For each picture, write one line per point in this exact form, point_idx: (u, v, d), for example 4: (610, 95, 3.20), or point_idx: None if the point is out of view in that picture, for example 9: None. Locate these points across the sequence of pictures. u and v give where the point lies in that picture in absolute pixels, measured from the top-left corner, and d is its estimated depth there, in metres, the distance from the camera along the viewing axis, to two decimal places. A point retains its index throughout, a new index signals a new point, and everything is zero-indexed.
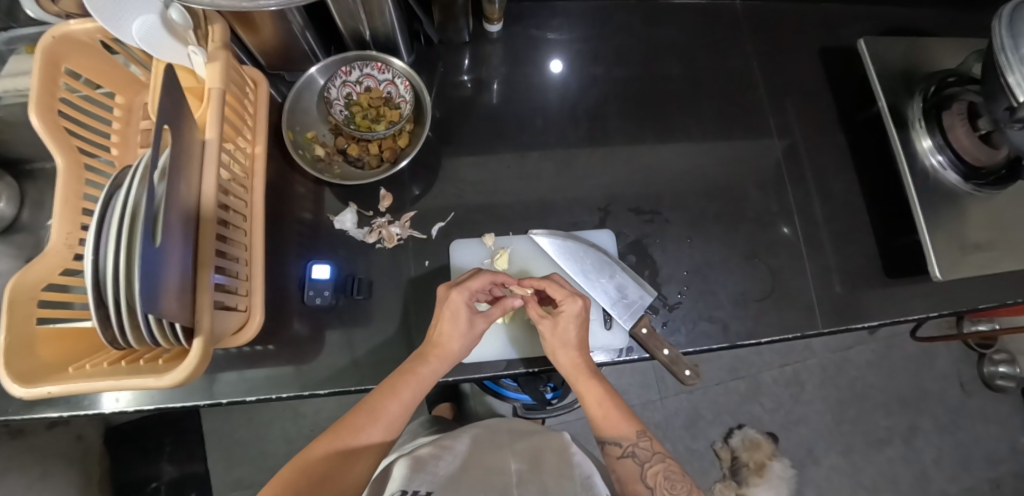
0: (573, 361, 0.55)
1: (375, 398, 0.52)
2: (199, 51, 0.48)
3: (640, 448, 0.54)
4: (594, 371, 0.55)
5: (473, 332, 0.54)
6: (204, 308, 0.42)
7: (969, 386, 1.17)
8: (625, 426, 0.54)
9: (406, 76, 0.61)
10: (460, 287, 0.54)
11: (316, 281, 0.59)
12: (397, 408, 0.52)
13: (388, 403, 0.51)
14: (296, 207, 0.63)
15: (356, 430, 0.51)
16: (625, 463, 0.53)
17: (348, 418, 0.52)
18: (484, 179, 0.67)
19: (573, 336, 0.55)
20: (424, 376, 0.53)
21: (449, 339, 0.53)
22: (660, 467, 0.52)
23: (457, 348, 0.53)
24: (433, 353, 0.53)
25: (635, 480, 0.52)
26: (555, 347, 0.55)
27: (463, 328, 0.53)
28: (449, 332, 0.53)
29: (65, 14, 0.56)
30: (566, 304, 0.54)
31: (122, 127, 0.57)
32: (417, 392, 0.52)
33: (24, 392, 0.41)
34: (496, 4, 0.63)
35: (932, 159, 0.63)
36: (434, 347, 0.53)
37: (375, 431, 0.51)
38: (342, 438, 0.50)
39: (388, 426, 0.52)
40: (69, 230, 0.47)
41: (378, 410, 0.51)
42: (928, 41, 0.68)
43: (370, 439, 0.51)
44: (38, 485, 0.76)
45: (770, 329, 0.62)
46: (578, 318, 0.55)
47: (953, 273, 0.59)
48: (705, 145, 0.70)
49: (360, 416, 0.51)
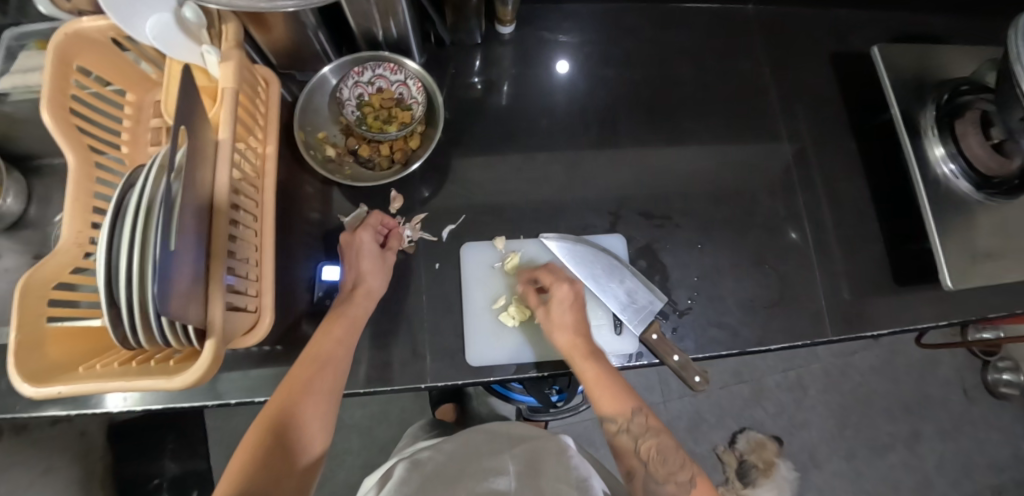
0: (571, 342, 0.55)
1: (312, 347, 0.51)
2: (213, 51, 0.48)
3: (634, 425, 0.53)
4: (592, 352, 0.55)
5: (385, 265, 0.59)
6: (217, 310, 0.41)
7: (973, 393, 1.17)
8: (621, 403, 0.53)
9: (419, 77, 0.61)
10: (363, 226, 0.59)
11: (326, 282, 0.60)
12: (335, 347, 0.51)
13: (325, 342, 0.51)
14: (304, 207, 0.63)
15: (306, 377, 0.49)
16: (622, 439, 0.53)
17: (296, 376, 0.49)
18: (495, 180, 0.66)
19: (564, 316, 0.57)
20: (356, 316, 0.54)
21: (369, 277, 0.57)
22: (654, 442, 0.52)
23: (377, 282, 0.57)
24: (359, 294, 0.56)
25: (630, 455, 0.52)
26: (556, 332, 0.56)
27: (377, 263, 0.58)
28: (368, 269, 0.57)
29: (78, 11, 0.55)
30: (557, 288, 0.58)
31: (132, 125, 0.57)
32: (348, 330, 0.53)
33: (34, 391, 0.40)
34: (509, 5, 0.63)
35: (945, 167, 0.63)
36: (358, 288, 0.56)
37: (322, 387, 0.49)
38: (295, 391, 0.48)
39: (339, 367, 0.51)
40: (80, 228, 0.47)
41: (319, 355, 0.51)
42: (941, 48, 0.67)
43: (321, 389, 0.49)
44: (41, 480, 0.76)
45: (779, 335, 0.62)
46: (574, 305, 0.58)
47: (964, 281, 0.59)
48: (715, 150, 0.69)
49: (306, 366, 0.50)
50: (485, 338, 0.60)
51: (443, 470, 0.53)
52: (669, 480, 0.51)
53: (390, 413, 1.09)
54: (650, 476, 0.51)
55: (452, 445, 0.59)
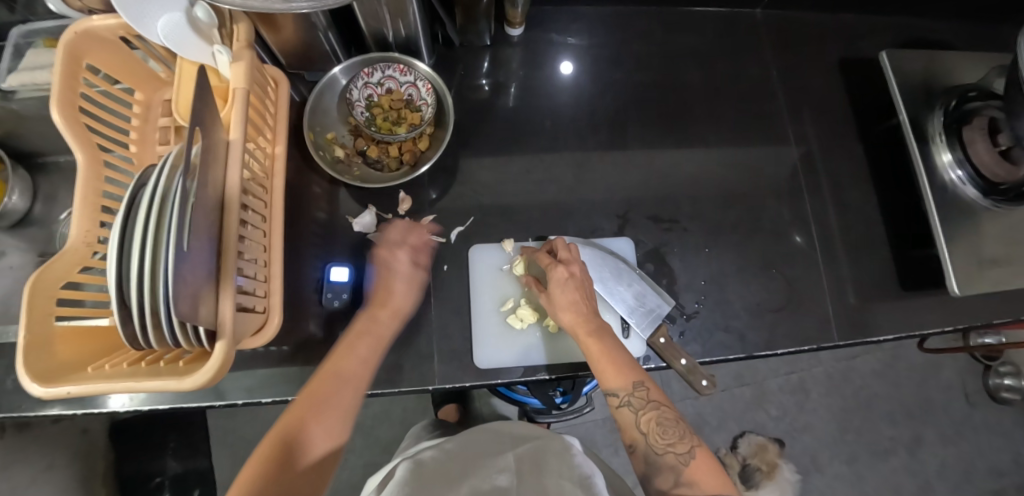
0: (572, 320, 0.55)
1: (333, 360, 0.51)
2: (224, 51, 0.48)
3: (634, 398, 0.52)
4: (596, 329, 0.55)
5: (416, 284, 0.58)
6: (228, 311, 0.41)
7: (974, 397, 1.17)
8: (623, 376, 0.52)
9: (429, 79, 0.61)
10: (396, 244, 0.59)
11: (334, 283, 0.58)
12: (359, 367, 0.51)
13: (351, 361, 0.51)
14: (311, 207, 0.63)
15: (325, 394, 0.48)
16: (623, 412, 0.52)
17: (313, 392, 0.48)
18: (503, 182, 0.66)
19: (562, 295, 0.56)
20: (381, 333, 0.54)
21: (398, 295, 0.57)
22: (654, 414, 0.51)
23: (405, 303, 0.57)
24: (384, 312, 0.55)
25: (630, 427, 0.52)
26: (556, 313, 0.56)
27: (409, 283, 0.58)
28: (398, 287, 0.57)
29: (88, 9, 0.54)
30: (554, 269, 0.57)
31: (140, 124, 0.57)
32: (373, 349, 0.53)
33: (42, 391, 0.40)
34: (519, 8, 0.63)
35: (952, 173, 0.63)
36: (384, 306, 0.56)
37: (338, 406, 0.49)
38: (313, 409, 0.48)
39: (361, 385, 0.51)
40: (89, 227, 0.47)
41: (341, 370, 0.50)
42: (949, 55, 0.67)
43: (340, 407, 0.49)
44: (43, 478, 0.75)
45: (785, 340, 0.62)
46: (575, 286, 0.56)
47: (971, 287, 0.59)
48: (723, 154, 0.69)
49: (325, 383, 0.49)
50: (493, 340, 0.60)
51: (447, 469, 0.52)
52: (668, 451, 0.49)
53: (393, 413, 1.09)
54: (649, 449, 0.50)
55: (455, 445, 0.59)
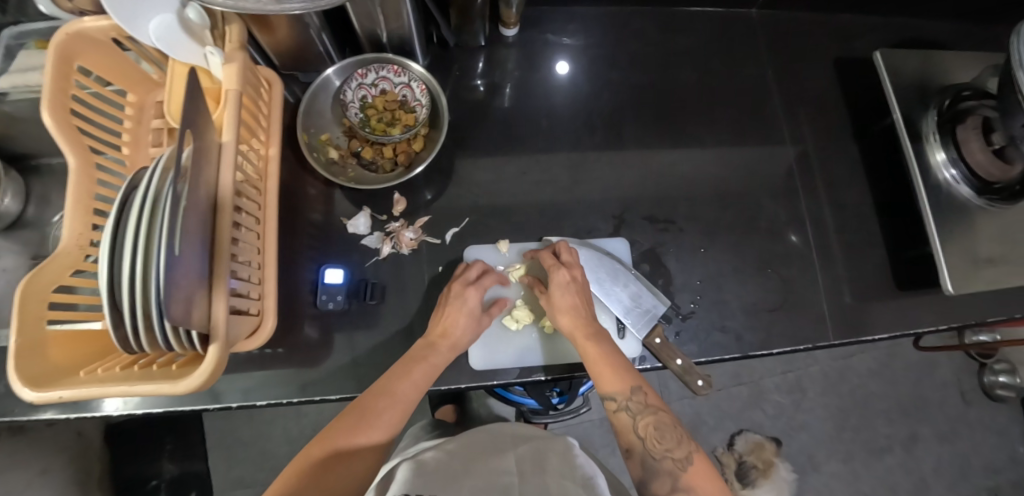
0: (571, 324, 0.55)
1: (387, 380, 0.51)
2: (217, 52, 0.47)
3: (632, 402, 0.52)
4: (594, 333, 0.55)
5: (479, 327, 0.57)
6: (220, 314, 0.41)
7: (970, 395, 1.18)
8: (621, 380, 0.52)
9: (423, 80, 0.61)
10: (467, 283, 0.58)
11: (329, 285, 0.58)
12: (410, 390, 0.51)
13: (400, 383, 0.51)
14: (307, 209, 0.63)
15: (369, 410, 0.49)
16: (620, 417, 0.52)
17: (359, 406, 0.49)
18: (498, 183, 0.66)
19: (563, 299, 0.56)
20: (434, 363, 0.54)
21: (459, 330, 0.56)
22: (651, 419, 0.51)
23: (465, 337, 0.56)
24: (441, 342, 0.55)
25: (627, 431, 0.51)
26: (555, 316, 0.56)
27: (473, 323, 0.57)
28: (457, 322, 0.56)
29: (79, 11, 0.53)
30: (555, 273, 0.57)
31: (133, 126, 0.57)
32: (426, 376, 0.53)
33: (34, 395, 0.40)
34: (514, 8, 0.63)
35: (946, 172, 0.63)
36: (443, 337, 0.55)
37: (380, 423, 0.49)
38: (354, 423, 0.48)
39: (406, 409, 0.51)
40: (81, 230, 0.47)
41: (389, 391, 0.50)
42: (943, 54, 0.68)
43: (378, 428, 0.49)
44: (38, 482, 0.75)
45: (781, 340, 0.62)
46: (575, 289, 0.57)
47: (965, 286, 0.59)
48: (718, 153, 0.69)
49: (374, 400, 0.50)
50: (489, 340, 0.60)
51: (447, 468, 0.52)
52: (666, 456, 0.49)
53: None
54: (647, 453, 0.50)
55: (455, 445, 0.59)
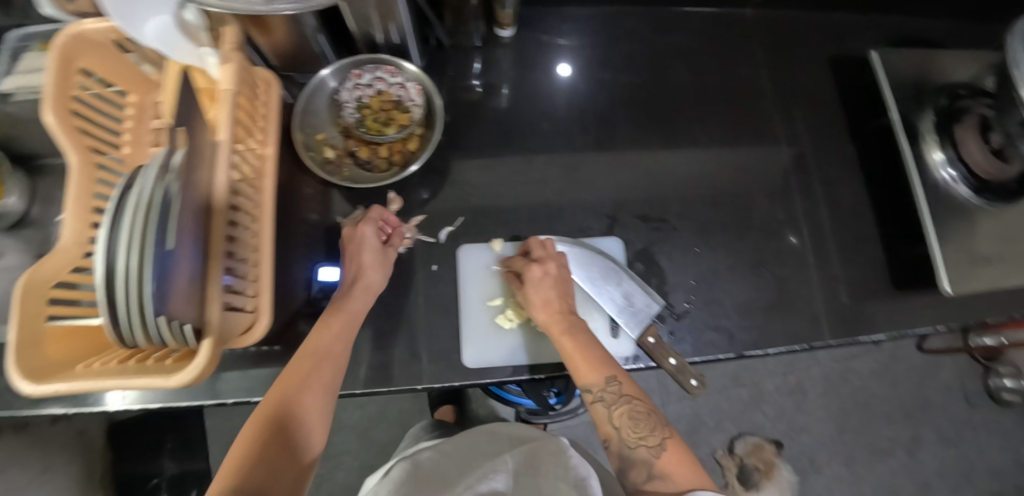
0: (545, 317, 0.55)
1: (310, 339, 0.52)
2: (213, 53, 0.49)
3: (607, 394, 0.51)
4: (569, 326, 0.55)
5: (386, 262, 0.58)
6: (214, 311, 0.42)
7: (974, 398, 1.16)
8: (598, 370, 0.52)
9: (418, 80, 0.62)
10: (365, 220, 0.59)
11: (324, 283, 0.60)
12: (334, 343, 0.52)
13: (322, 336, 0.52)
14: (303, 208, 0.63)
15: (304, 370, 0.50)
16: (596, 408, 0.51)
17: (293, 369, 0.50)
18: (491, 182, 0.66)
19: (538, 292, 0.56)
20: (354, 312, 0.55)
21: (369, 271, 0.57)
22: (626, 409, 0.50)
23: (377, 278, 0.57)
24: (359, 289, 0.56)
25: (603, 422, 0.51)
26: (529, 310, 0.56)
27: (378, 258, 0.58)
28: (369, 263, 0.57)
29: (80, 13, 0.55)
30: (527, 267, 0.56)
31: (133, 126, 0.58)
32: (347, 324, 0.54)
33: (32, 389, 0.41)
34: (509, 8, 0.63)
35: (943, 172, 0.63)
36: (360, 283, 0.56)
37: (319, 383, 0.49)
38: (295, 384, 0.49)
39: (337, 362, 0.51)
40: (80, 228, 0.48)
41: (316, 348, 0.51)
42: (938, 53, 0.67)
43: (320, 380, 0.50)
44: (39, 479, 0.75)
45: (775, 339, 0.62)
46: (550, 283, 0.57)
47: (962, 285, 0.59)
48: (713, 152, 0.69)
49: (302, 360, 0.50)
50: (481, 340, 0.60)
51: (440, 472, 0.52)
52: (640, 445, 0.49)
53: (390, 413, 1.10)
54: (622, 443, 0.49)
55: (451, 446, 0.59)
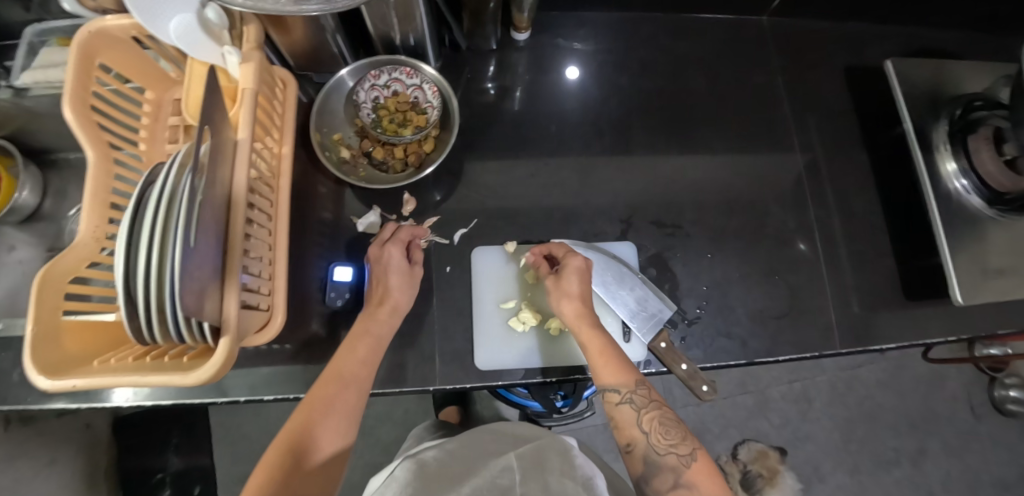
0: (575, 311, 0.56)
1: (336, 362, 0.52)
2: (234, 52, 0.48)
3: (637, 396, 0.51)
4: (597, 324, 0.55)
5: (412, 280, 0.58)
6: (232, 308, 0.41)
7: (979, 409, 1.16)
8: (624, 373, 0.52)
9: (435, 82, 0.62)
10: (393, 240, 0.58)
11: (337, 283, 0.59)
12: (359, 368, 0.52)
13: (349, 361, 0.52)
14: (317, 207, 0.64)
15: (329, 396, 0.50)
16: (623, 410, 0.51)
17: (315, 394, 0.50)
18: (505, 185, 0.67)
19: (572, 284, 0.57)
20: (380, 335, 0.54)
21: (396, 292, 0.56)
22: (656, 413, 0.51)
23: (404, 299, 0.57)
24: (384, 311, 0.55)
25: (630, 425, 0.51)
26: (558, 299, 0.57)
27: (405, 278, 0.57)
28: (398, 285, 0.57)
29: (102, 9, 0.55)
30: (570, 260, 0.57)
31: (150, 122, 0.58)
32: (373, 349, 0.53)
33: (49, 383, 0.40)
34: (526, 12, 0.63)
35: (956, 182, 0.62)
36: (385, 304, 0.56)
37: (343, 410, 0.50)
38: (320, 410, 0.49)
39: (362, 386, 0.51)
40: (97, 223, 0.48)
41: (341, 372, 0.51)
42: (954, 64, 0.67)
43: (346, 403, 0.50)
44: (45, 473, 0.76)
45: (787, 347, 0.62)
46: (585, 276, 0.57)
47: (975, 297, 0.59)
48: (726, 159, 0.69)
49: (327, 385, 0.50)
50: (493, 342, 0.61)
51: (446, 469, 0.52)
52: (669, 452, 0.49)
53: (395, 413, 1.10)
54: (651, 448, 0.50)
55: (455, 444, 0.59)
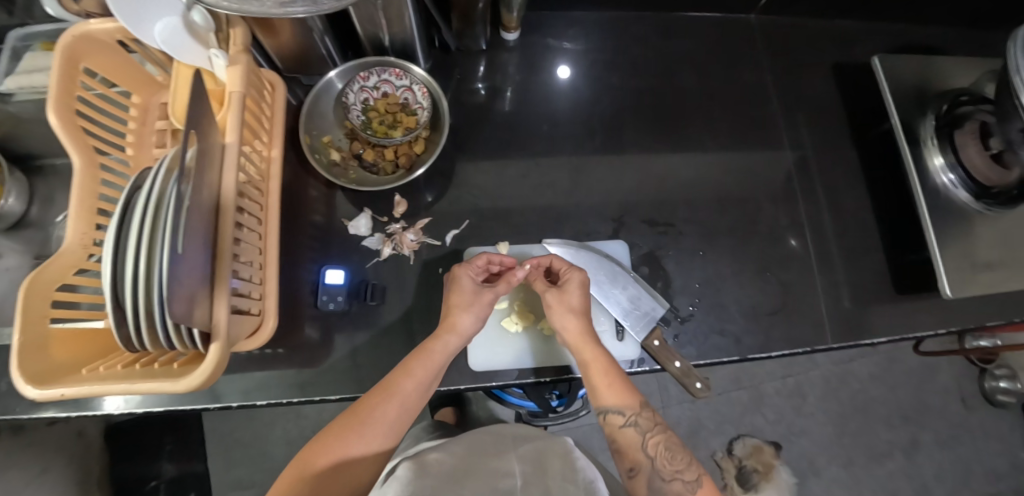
0: (577, 328, 0.54)
1: (391, 377, 0.51)
2: (221, 55, 0.47)
3: (641, 419, 0.52)
4: (597, 340, 0.55)
5: (480, 303, 0.55)
6: (222, 315, 0.41)
7: (971, 401, 1.17)
8: (626, 396, 0.52)
9: (424, 83, 0.62)
10: (468, 265, 0.57)
11: (329, 286, 0.59)
12: (415, 388, 0.51)
13: (405, 381, 0.50)
14: (308, 211, 0.63)
15: (374, 408, 0.49)
16: (627, 433, 0.52)
17: (356, 406, 0.50)
18: (497, 186, 0.67)
19: (574, 297, 0.56)
20: (435, 352, 0.53)
21: (457, 313, 0.55)
22: (662, 438, 0.52)
23: (466, 320, 0.54)
24: (444, 330, 0.54)
25: (635, 449, 0.51)
26: (563, 314, 0.55)
27: (471, 300, 0.55)
28: (457, 303, 0.55)
29: (86, 13, 0.54)
30: (569, 274, 0.57)
31: (137, 127, 0.57)
32: (428, 370, 0.52)
33: (38, 393, 0.40)
34: (515, 13, 0.63)
35: (943, 177, 0.63)
36: (446, 322, 0.54)
37: (382, 429, 0.49)
38: (363, 420, 0.49)
39: (407, 406, 0.50)
40: (85, 229, 0.47)
41: (393, 388, 0.50)
42: (939, 60, 0.68)
43: (385, 418, 0.49)
44: (35, 483, 0.74)
45: (779, 343, 0.62)
46: (585, 288, 0.57)
47: (964, 290, 0.59)
48: (717, 157, 0.70)
49: (377, 397, 0.50)
50: (487, 343, 0.61)
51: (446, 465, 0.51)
52: (676, 478, 0.49)
53: None
54: (656, 473, 0.50)
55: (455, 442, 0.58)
